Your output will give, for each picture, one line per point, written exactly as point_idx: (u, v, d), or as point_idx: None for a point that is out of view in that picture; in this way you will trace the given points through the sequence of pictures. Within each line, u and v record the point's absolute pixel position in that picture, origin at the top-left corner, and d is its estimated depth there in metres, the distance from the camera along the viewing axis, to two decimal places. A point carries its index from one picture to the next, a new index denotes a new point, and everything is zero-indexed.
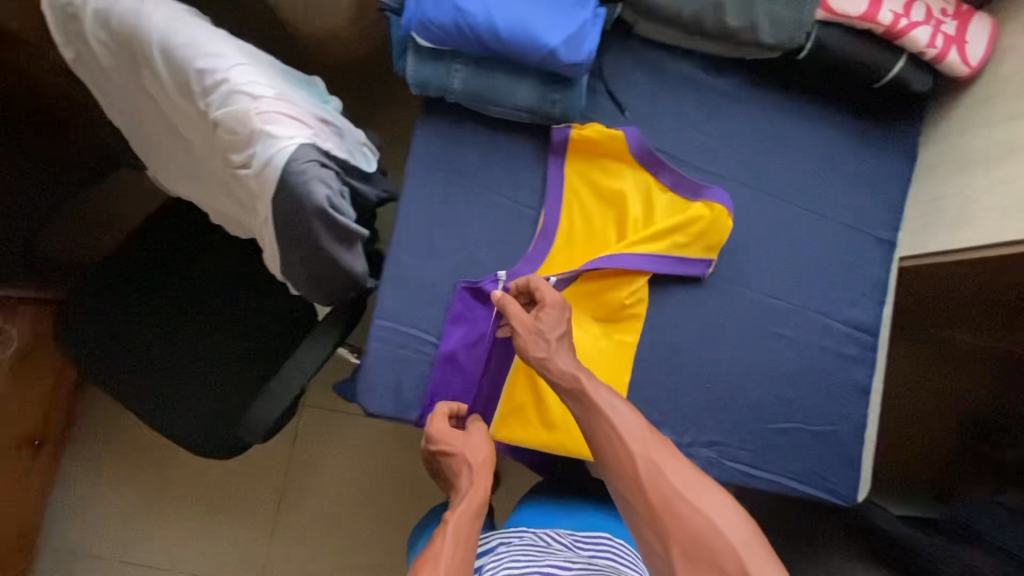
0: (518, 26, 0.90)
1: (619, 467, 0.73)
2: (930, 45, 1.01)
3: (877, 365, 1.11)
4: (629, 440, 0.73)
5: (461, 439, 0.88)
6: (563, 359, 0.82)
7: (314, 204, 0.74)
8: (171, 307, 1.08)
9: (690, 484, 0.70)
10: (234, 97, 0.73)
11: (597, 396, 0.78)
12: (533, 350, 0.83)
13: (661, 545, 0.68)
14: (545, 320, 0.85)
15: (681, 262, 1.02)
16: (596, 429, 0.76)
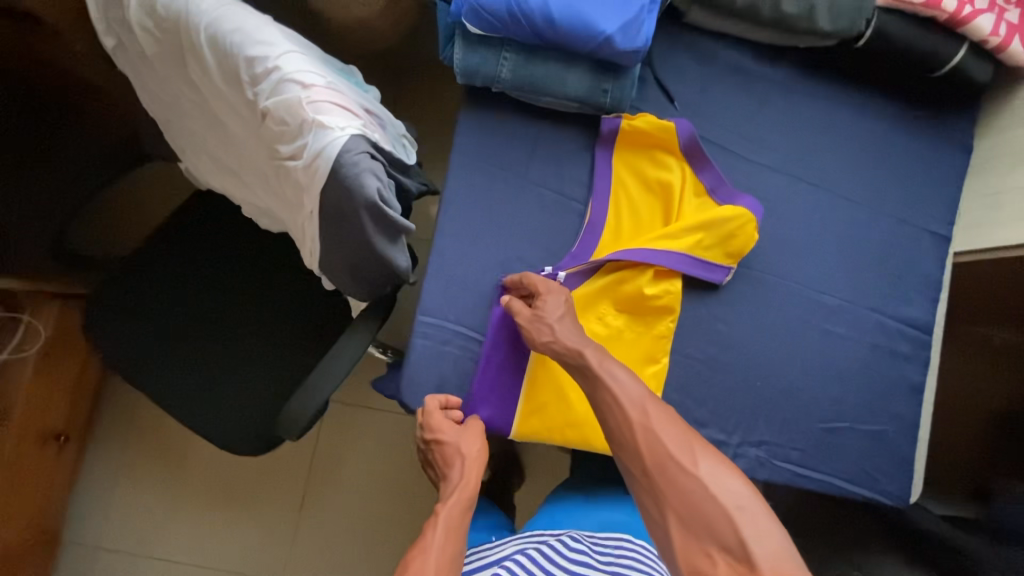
0: (572, 12, 0.88)
1: (619, 434, 0.76)
2: (994, 33, 0.98)
3: (931, 364, 1.08)
4: (628, 407, 0.77)
5: (457, 434, 0.96)
6: (567, 335, 0.87)
7: (365, 195, 0.81)
8: (217, 299, 1.25)
9: (684, 451, 0.71)
10: (285, 85, 0.78)
11: (601, 368, 0.82)
12: (539, 336, 0.89)
13: (658, 511, 0.69)
14: (547, 305, 0.90)
15: (703, 268, 1.01)
16: (600, 398, 0.80)
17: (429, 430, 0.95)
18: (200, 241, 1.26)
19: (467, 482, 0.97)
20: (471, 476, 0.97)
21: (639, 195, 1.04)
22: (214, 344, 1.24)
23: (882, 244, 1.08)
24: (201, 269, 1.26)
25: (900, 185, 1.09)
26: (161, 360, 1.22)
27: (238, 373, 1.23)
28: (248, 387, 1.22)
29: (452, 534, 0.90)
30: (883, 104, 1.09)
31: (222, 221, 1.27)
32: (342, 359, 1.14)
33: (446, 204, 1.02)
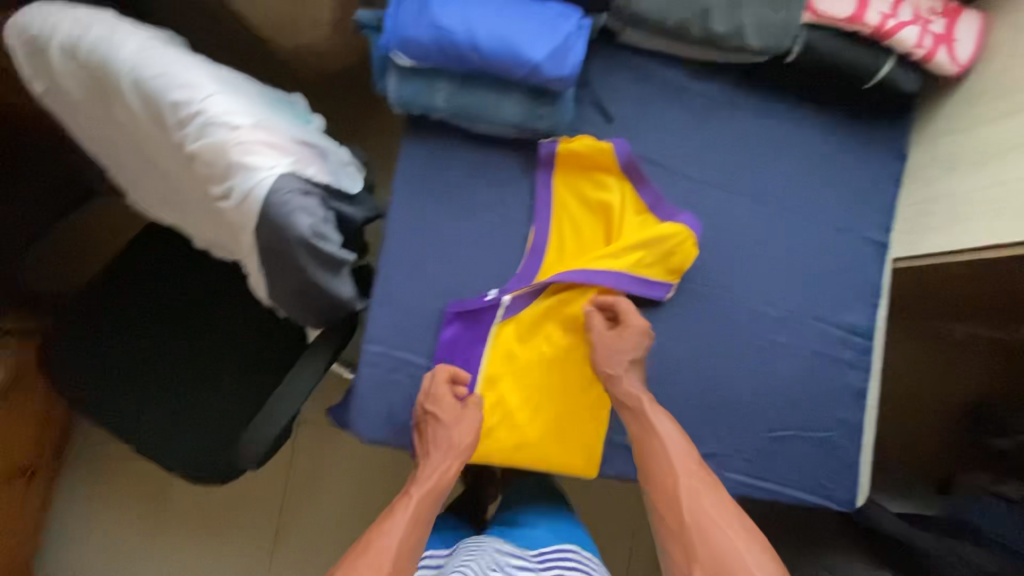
0: (499, 42, 0.89)
1: (661, 484, 0.88)
2: (919, 45, 0.99)
3: (874, 369, 1.10)
4: (676, 461, 0.89)
5: (451, 419, 0.94)
6: (629, 380, 0.96)
7: (297, 234, 0.82)
8: (174, 327, 1.25)
9: (721, 515, 0.84)
10: (209, 129, 0.79)
11: (653, 417, 0.93)
12: (605, 364, 0.96)
13: (685, 559, 0.83)
14: (623, 340, 0.96)
15: (646, 285, 1.02)
16: (648, 443, 0.92)
17: (430, 404, 0.95)
18: (155, 272, 1.26)
19: (444, 469, 0.94)
20: (451, 467, 0.94)
21: (581, 215, 1.06)
22: (173, 371, 1.24)
23: (823, 253, 1.10)
24: (157, 299, 1.26)
25: (837, 194, 1.11)
26: (121, 390, 1.22)
27: (201, 399, 1.23)
28: (211, 412, 1.23)
29: (419, 518, 0.88)
30: (820, 115, 1.11)
31: (177, 251, 1.27)
32: (298, 385, 1.14)
33: (388, 232, 1.02)
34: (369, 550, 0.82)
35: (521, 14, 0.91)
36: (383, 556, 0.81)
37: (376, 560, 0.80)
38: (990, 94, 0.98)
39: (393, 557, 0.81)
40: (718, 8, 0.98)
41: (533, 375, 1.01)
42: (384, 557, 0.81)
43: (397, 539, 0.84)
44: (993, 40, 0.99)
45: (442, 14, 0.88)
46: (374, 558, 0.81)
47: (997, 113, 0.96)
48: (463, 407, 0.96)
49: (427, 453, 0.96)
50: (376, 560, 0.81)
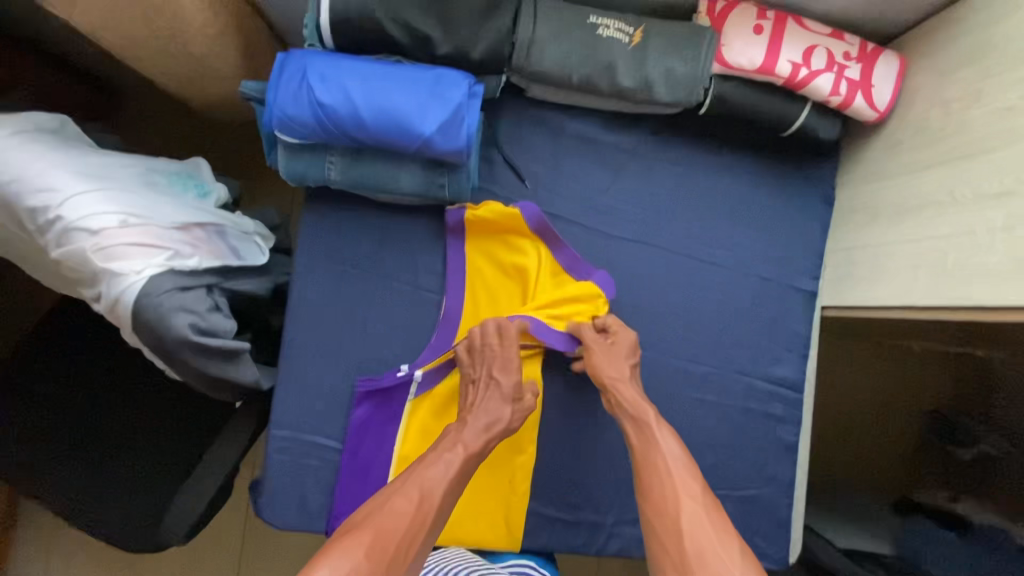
0: (384, 117, 0.84)
1: (661, 505, 0.79)
2: (834, 93, 0.94)
3: (805, 422, 1.08)
4: (677, 478, 0.81)
5: (507, 399, 0.90)
6: (633, 389, 0.91)
7: (174, 336, 0.79)
8: (78, 396, 1.12)
9: (725, 543, 0.74)
10: (71, 235, 0.74)
11: (658, 432, 0.86)
12: (606, 370, 0.92)
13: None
14: (619, 345, 0.95)
15: (555, 336, 0.97)
16: (648, 460, 0.84)
17: (498, 372, 0.91)
18: (52, 340, 1.13)
19: (486, 435, 0.86)
20: (497, 437, 0.88)
21: (495, 280, 1.03)
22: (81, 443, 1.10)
23: (749, 306, 1.07)
24: (57, 367, 1.13)
25: (764, 244, 1.07)
26: (24, 471, 1.08)
27: (121, 467, 1.10)
28: (133, 483, 1.09)
29: (464, 477, 0.83)
30: (744, 160, 1.07)
31: (73, 314, 1.16)
32: (227, 452, 0.98)
33: (290, 310, 0.99)
34: (415, 492, 0.77)
35: (409, 83, 0.86)
36: (428, 502, 0.77)
37: (420, 507, 0.76)
38: (912, 142, 0.93)
39: (435, 509, 0.77)
40: (622, 62, 0.93)
41: None
42: (427, 506, 0.77)
43: (444, 488, 0.79)
44: (911, 83, 0.95)
45: (322, 90, 0.83)
46: (420, 503, 0.76)
47: (917, 164, 0.91)
48: (522, 400, 0.92)
49: (471, 413, 0.89)
50: (420, 506, 0.76)
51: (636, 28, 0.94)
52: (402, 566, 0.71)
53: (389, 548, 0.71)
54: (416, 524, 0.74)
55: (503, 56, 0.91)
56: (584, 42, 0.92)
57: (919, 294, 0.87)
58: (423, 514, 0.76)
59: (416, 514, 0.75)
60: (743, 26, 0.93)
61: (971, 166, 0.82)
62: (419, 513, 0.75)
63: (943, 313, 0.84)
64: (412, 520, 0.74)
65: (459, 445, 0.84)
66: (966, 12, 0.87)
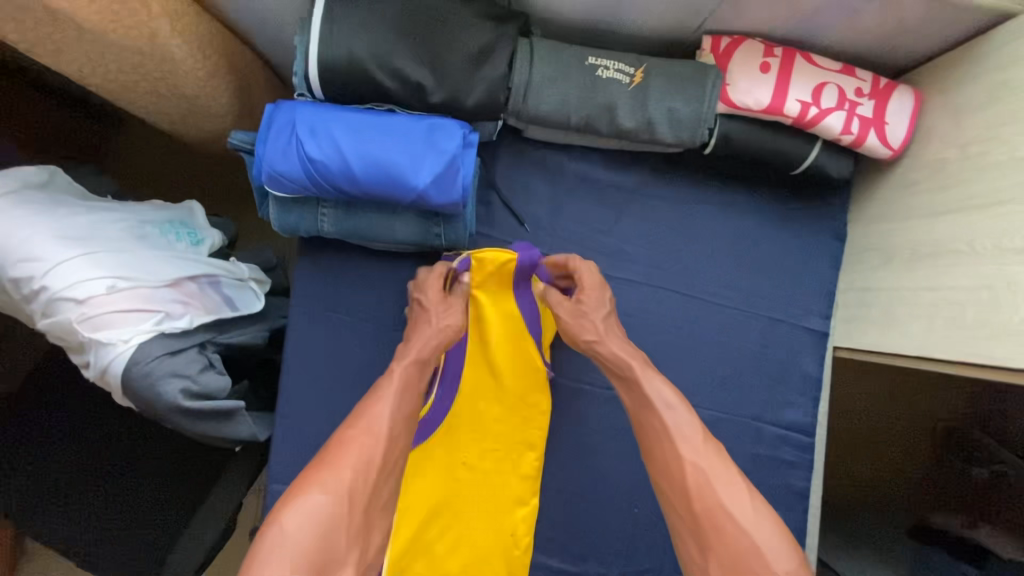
0: (375, 167, 0.81)
1: (667, 466, 0.72)
2: (846, 131, 0.90)
3: (816, 467, 1.05)
4: (680, 442, 0.72)
5: (434, 308, 0.87)
6: (614, 342, 0.85)
7: (164, 402, 0.77)
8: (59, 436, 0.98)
9: (733, 497, 0.67)
10: (57, 304, 0.73)
11: (649, 384, 0.77)
12: (582, 333, 0.86)
13: (699, 553, 0.67)
14: (590, 301, 0.88)
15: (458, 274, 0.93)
16: (649, 423, 0.76)
17: (418, 294, 0.89)
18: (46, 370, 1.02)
19: (426, 342, 0.84)
20: (434, 341, 0.84)
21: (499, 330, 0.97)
22: (54, 484, 0.95)
23: (757, 348, 1.03)
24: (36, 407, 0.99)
25: (774, 285, 1.03)
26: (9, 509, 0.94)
27: (106, 508, 0.96)
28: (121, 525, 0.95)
29: (412, 393, 0.78)
30: (752, 198, 1.03)
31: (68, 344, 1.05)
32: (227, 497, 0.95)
33: (287, 360, 0.98)
34: (359, 423, 0.71)
35: (401, 132, 0.84)
36: (378, 429, 0.71)
37: (370, 433, 0.70)
38: (928, 183, 0.89)
39: (387, 431, 0.71)
40: (623, 104, 0.90)
41: (456, 504, 0.94)
42: (377, 431, 0.71)
43: (391, 412, 0.73)
44: (926, 122, 0.91)
45: (311, 143, 0.81)
46: (368, 432, 0.70)
47: (932, 208, 0.88)
48: (447, 297, 0.90)
49: (407, 339, 0.85)
50: (370, 435, 0.70)
51: (637, 68, 0.90)
52: (365, 494, 0.67)
53: (346, 483, 0.66)
54: (370, 450, 0.69)
55: (498, 103, 0.88)
56: (582, 84, 0.89)
57: (937, 347, 0.84)
58: (377, 440, 0.70)
59: (366, 441, 0.69)
60: (749, 64, 0.89)
61: (991, 217, 0.78)
62: (372, 441, 0.70)
63: (959, 367, 0.81)
64: (364, 451, 0.69)
65: (396, 371, 0.78)
66: (985, 50, 0.83)
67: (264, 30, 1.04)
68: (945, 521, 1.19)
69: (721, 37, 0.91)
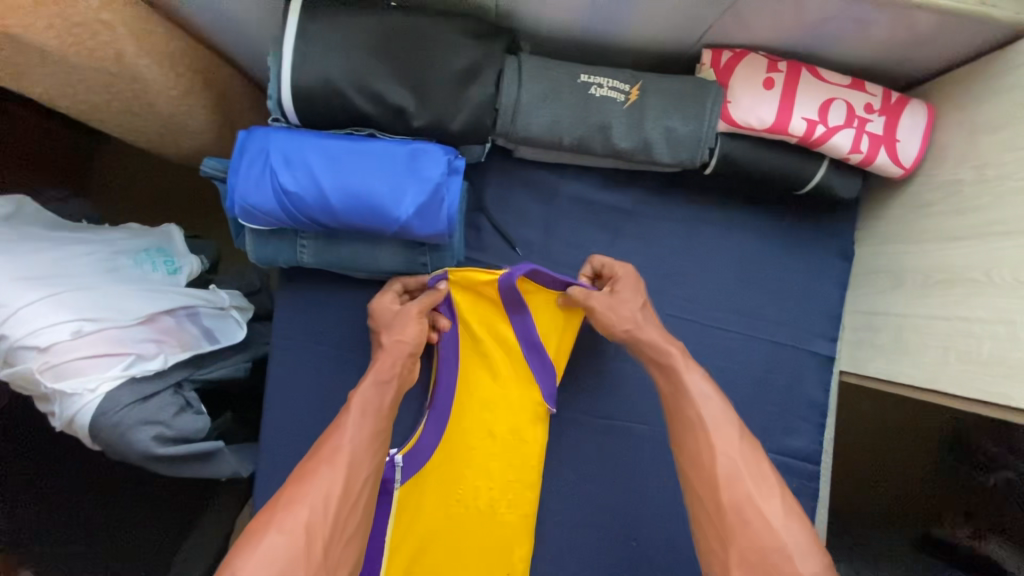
0: (352, 195, 0.77)
1: (696, 452, 0.67)
2: (854, 150, 0.85)
3: (822, 496, 1.01)
4: (712, 429, 0.67)
5: (389, 325, 0.81)
6: (651, 332, 0.78)
7: (137, 451, 0.74)
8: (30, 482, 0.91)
9: (763, 490, 0.63)
10: (18, 352, 0.70)
11: (687, 375, 0.72)
12: (619, 323, 0.79)
13: (719, 544, 0.63)
14: (625, 291, 0.81)
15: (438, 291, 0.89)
16: (679, 408, 0.70)
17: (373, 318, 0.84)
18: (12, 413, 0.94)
19: (384, 367, 0.77)
20: (391, 361, 0.78)
21: (491, 355, 0.93)
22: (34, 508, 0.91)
23: (760, 374, 0.99)
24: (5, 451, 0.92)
25: (778, 308, 0.99)
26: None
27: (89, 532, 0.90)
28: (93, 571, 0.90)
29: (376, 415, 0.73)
30: (755, 217, 0.98)
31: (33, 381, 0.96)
32: (211, 539, 0.91)
33: (272, 392, 0.95)
34: (319, 453, 0.67)
35: (381, 159, 0.78)
36: (339, 458, 0.66)
37: (329, 462, 0.66)
38: (942, 205, 0.84)
39: (348, 459, 0.67)
40: (618, 123, 0.84)
41: (445, 539, 0.90)
42: (340, 460, 0.66)
43: (352, 438, 0.69)
44: (939, 139, 0.86)
45: (286, 173, 0.76)
46: (328, 462, 0.66)
47: (947, 232, 0.83)
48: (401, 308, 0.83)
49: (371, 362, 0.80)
50: (332, 466, 0.66)
51: (632, 85, 0.84)
52: (326, 528, 0.62)
53: (304, 517, 0.61)
54: (330, 481, 0.64)
55: (485, 126, 0.83)
56: (574, 104, 0.84)
57: (949, 380, 0.80)
58: (337, 468, 0.66)
59: (326, 470, 0.65)
60: (752, 80, 0.84)
61: (1012, 246, 0.74)
62: (334, 472, 0.65)
63: (979, 406, 0.76)
64: (325, 482, 0.64)
65: (355, 394, 0.73)
66: (1005, 65, 0.77)
67: (240, 46, 0.99)
68: (952, 530, 1.14)
69: (722, 51, 0.85)
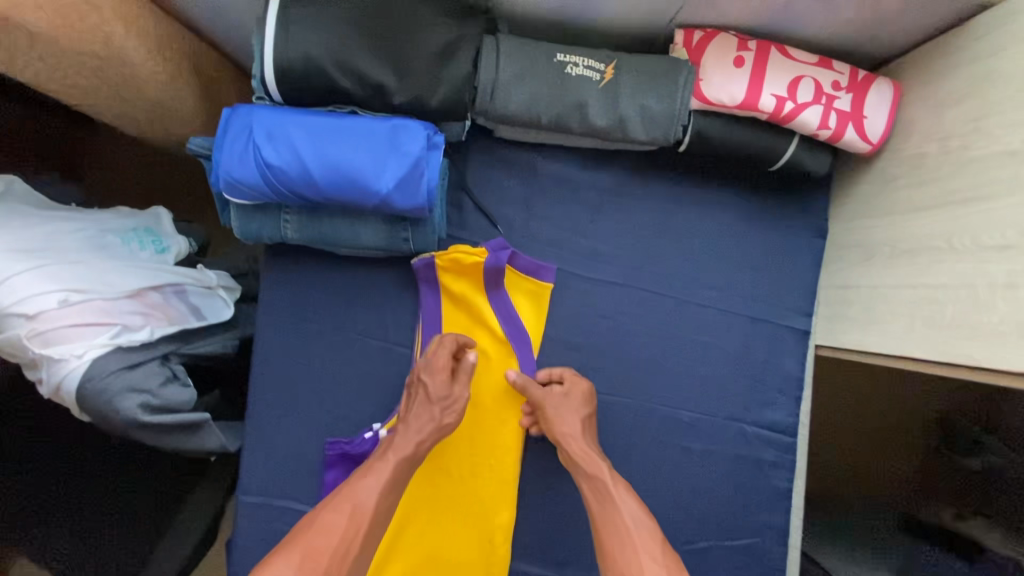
0: (336, 173, 0.79)
1: (623, 565, 0.72)
2: (823, 126, 0.88)
3: (799, 467, 1.03)
4: (641, 541, 0.73)
5: (439, 395, 0.86)
6: (585, 444, 0.86)
7: (124, 417, 0.75)
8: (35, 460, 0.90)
9: None
10: (7, 321, 0.72)
11: (615, 491, 0.79)
12: (560, 426, 0.87)
13: None
14: (574, 398, 0.89)
15: (424, 274, 0.94)
16: (606, 520, 0.77)
17: (424, 374, 0.87)
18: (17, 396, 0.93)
19: (421, 440, 0.83)
20: (428, 429, 0.84)
21: (475, 334, 0.97)
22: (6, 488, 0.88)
23: (738, 348, 1.01)
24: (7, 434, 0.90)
25: (754, 284, 1.01)
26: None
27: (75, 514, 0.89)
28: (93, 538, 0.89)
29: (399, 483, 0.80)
30: (730, 195, 1.00)
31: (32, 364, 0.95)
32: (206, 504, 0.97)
33: (257, 369, 0.96)
34: (345, 506, 0.74)
35: (364, 136, 0.81)
36: (362, 515, 0.74)
37: (352, 519, 0.73)
38: (907, 178, 0.87)
39: (370, 519, 0.74)
40: (593, 102, 0.87)
41: (432, 506, 0.94)
42: (361, 517, 0.74)
43: (377, 499, 0.76)
44: (905, 115, 0.88)
45: (270, 149, 0.78)
46: (352, 517, 0.73)
47: (914, 203, 0.85)
48: (452, 383, 0.88)
49: (404, 421, 0.85)
50: (353, 520, 0.73)
51: (607, 64, 0.87)
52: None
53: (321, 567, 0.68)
54: (349, 538, 0.71)
55: (464, 103, 0.85)
56: (552, 82, 0.86)
57: (916, 346, 0.82)
58: (356, 526, 0.73)
59: (348, 527, 0.72)
60: (723, 59, 0.86)
61: (971, 213, 0.76)
62: (353, 526, 0.72)
63: (942, 368, 0.79)
64: (344, 537, 0.71)
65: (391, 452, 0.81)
66: (964, 40, 0.80)
67: (226, 30, 1.01)
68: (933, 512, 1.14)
69: (694, 31, 0.88)
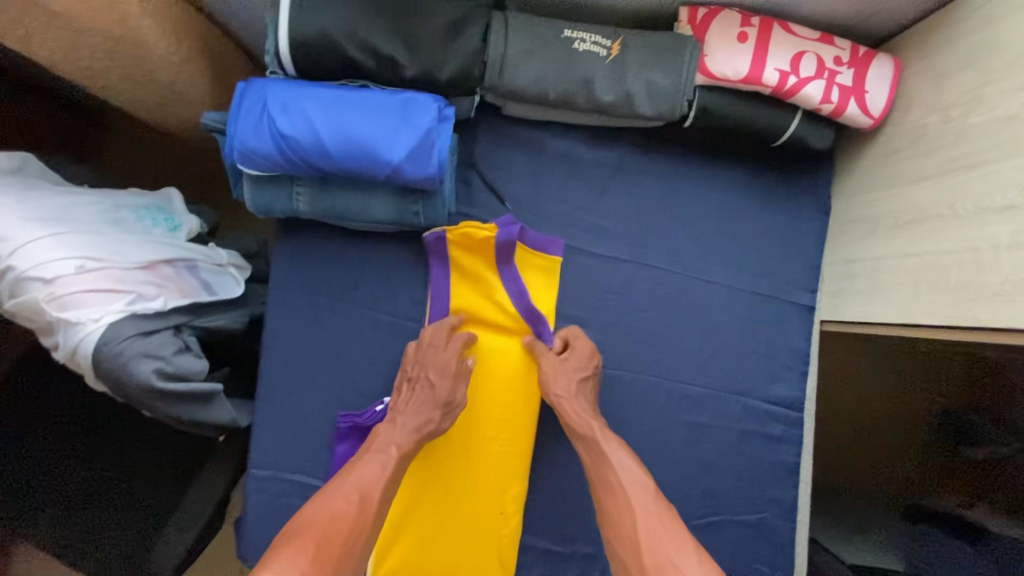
0: (348, 143, 0.80)
1: (618, 519, 0.73)
2: (826, 100, 0.89)
3: (805, 442, 1.04)
4: (633, 495, 0.74)
5: (443, 392, 0.87)
6: (579, 403, 0.87)
7: (138, 382, 0.76)
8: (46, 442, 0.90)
9: (680, 549, 0.67)
10: (24, 285, 0.73)
11: (607, 445, 0.81)
12: (554, 387, 0.87)
13: None
14: (573, 360, 0.90)
15: (435, 249, 0.94)
16: (602, 478, 0.78)
17: (432, 374, 0.87)
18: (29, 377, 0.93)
19: (419, 437, 0.84)
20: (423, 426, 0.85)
21: (486, 309, 0.97)
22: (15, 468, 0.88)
23: (744, 324, 1.02)
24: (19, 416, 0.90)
25: (760, 260, 1.02)
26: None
27: (85, 492, 0.89)
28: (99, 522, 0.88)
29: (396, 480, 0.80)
30: (734, 172, 1.02)
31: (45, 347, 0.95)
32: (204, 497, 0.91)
33: (268, 345, 0.97)
34: (353, 495, 0.74)
35: (375, 108, 0.82)
36: (369, 505, 0.74)
37: (360, 510, 0.72)
38: (909, 150, 0.89)
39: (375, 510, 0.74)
40: (600, 76, 0.88)
41: (445, 479, 0.94)
42: (369, 509, 0.73)
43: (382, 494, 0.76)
44: (906, 88, 0.90)
45: (283, 119, 0.80)
46: (359, 506, 0.73)
47: (917, 173, 0.87)
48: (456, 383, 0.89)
49: (398, 416, 0.86)
50: (361, 510, 0.72)
51: (614, 40, 0.89)
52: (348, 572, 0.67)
53: (336, 547, 0.67)
54: (359, 528, 0.71)
55: (474, 77, 0.87)
56: (559, 57, 0.88)
57: (920, 312, 0.83)
58: (364, 516, 0.72)
59: (357, 517, 0.72)
60: (727, 34, 0.88)
61: (974, 178, 0.78)
62: (360, 516, 0.72)
63: (948, 331, 0.80)
64: (354, 525, 0.71)
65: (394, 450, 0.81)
66: (963, 12, 0.82)
67: (239, 14, 1.03)
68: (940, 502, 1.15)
69: (698, 8, 0.90)
